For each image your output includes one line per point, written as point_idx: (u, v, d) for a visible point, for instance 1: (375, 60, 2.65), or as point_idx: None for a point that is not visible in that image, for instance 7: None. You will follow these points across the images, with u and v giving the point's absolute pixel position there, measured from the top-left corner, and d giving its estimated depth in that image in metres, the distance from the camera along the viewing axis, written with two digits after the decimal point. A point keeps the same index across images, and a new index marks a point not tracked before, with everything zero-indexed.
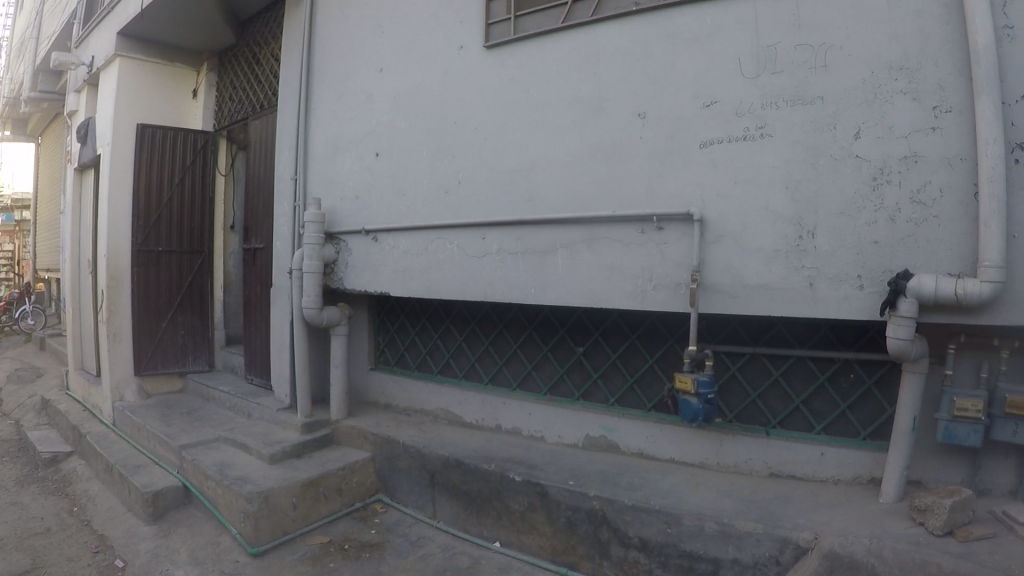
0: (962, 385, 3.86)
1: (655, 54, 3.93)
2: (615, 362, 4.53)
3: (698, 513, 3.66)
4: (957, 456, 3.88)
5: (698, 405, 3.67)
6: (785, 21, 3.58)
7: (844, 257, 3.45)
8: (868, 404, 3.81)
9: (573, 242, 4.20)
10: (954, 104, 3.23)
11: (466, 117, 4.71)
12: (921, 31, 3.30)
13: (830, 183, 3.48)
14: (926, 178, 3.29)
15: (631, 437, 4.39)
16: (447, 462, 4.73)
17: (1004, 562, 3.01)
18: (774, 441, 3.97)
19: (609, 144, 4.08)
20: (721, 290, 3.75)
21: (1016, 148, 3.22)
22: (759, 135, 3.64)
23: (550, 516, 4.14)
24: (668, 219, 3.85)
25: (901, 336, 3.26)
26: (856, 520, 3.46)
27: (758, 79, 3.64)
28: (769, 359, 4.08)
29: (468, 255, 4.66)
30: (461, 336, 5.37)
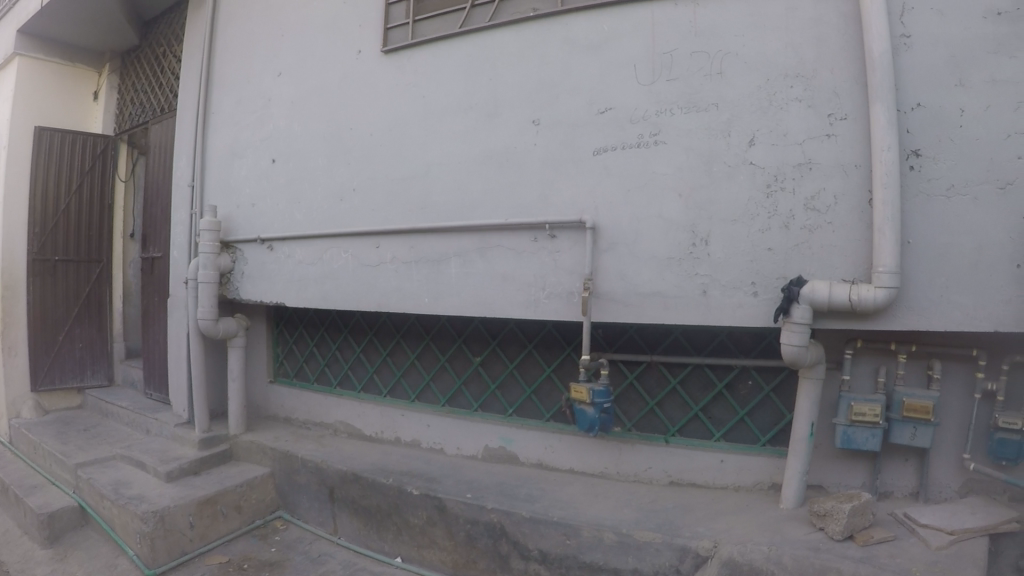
0: (859, 390, 3.86)
1: (552, 60, 3.86)
2: (512, 372, 4.39)
3: (597, 523, 3.60)
4: (857, 460, 3.89)
5: (594, 414, 3.60)
6: (680, 28, 3.55)
7: (737, 264, 3.43)
8: (766, 410, 3.78)
9: (466, 251, 4.06)
10: (849, 111, 3.26)
11: (362, 122, 4.56)
12: (818, 39, 3.31)
13: (723, 190, 3.46)
14: (820, 185, 3.31)
15: (529, 448, 4.27)
16: (345, 477, 4.59)
17: (903, 566, 3.05)
18: (673, 449, 3.90)
19: (503, 152, 3.97)
20: (613, 298, 3.67)
21: (911, 154, 3.37)
22: (652, 142, 3.59)
23: (448, 530, 4.04)
24: (560, 227, 3.76)
25: (795, 342, 3.25)
26: (755, 527, 3.44)
27: (653, 86, 3.61)
28: (666, 366, 3.98)
29: (361, 264, 4.48)
30: (359, 347, 5.18)
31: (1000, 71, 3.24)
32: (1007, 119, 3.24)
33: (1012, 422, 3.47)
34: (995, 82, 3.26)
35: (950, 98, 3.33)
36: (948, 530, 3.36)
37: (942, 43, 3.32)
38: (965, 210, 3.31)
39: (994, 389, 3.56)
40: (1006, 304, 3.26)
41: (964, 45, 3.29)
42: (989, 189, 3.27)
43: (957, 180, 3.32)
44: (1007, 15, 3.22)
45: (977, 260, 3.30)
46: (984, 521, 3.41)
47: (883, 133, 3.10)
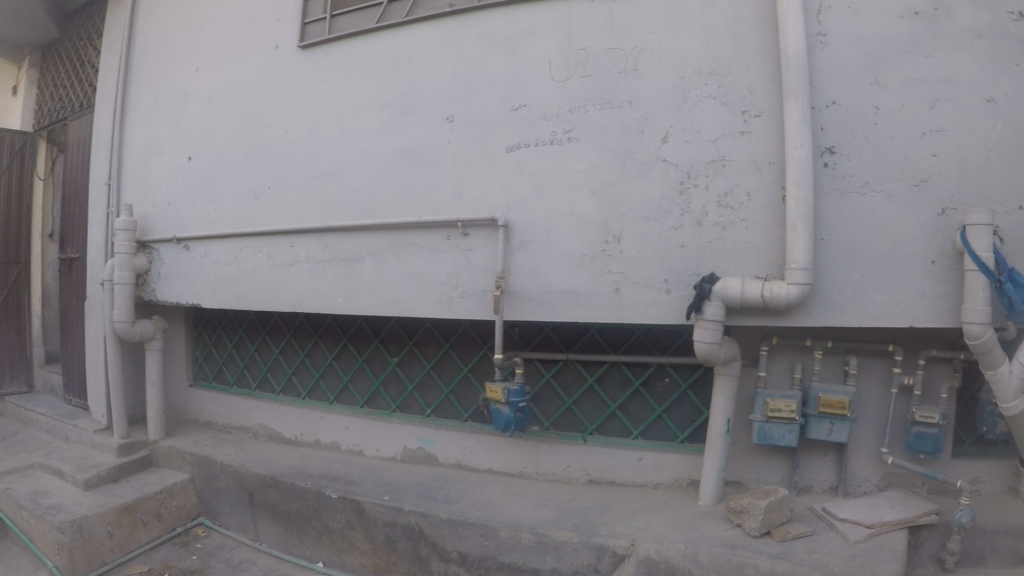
0: (776, 387, 3.79)
1: (466, 57, 3.82)
2: (429, 372, 4.30)
3: (516, 523, 3.58)
4: (777, 455, 3.83)
5: (510, 413, 3.61)
6: (597, 25, 3.55)
7: (650, 261, 3.42)
8: (684, 408, 3.74)
9: (380, 249, 3.99)
10: (762, 108, 3.32)
11: (278, 119, 4.48)
12: (733, 37, 3.36)
13: (636, 187, 3.45)
14: (733, 182, 3.34)
15: (448, 448, 4.18)
16: (264, 481, 4.49)
17: (820, 561, 3.09)
18: (591, 448, 3.84)
19: (416, 149, 3.92)
20: (525, 296, 3.62)
21: (825, 152, 3.48)
22: (566, 139, 3.58)
23: (368, 533, 3.98)
24: (472, 225, 3.71)
25: (708, 339, 3.25)
26: (673, 524, 3.45)
27: (567, 82, 3.60)
28: (583, 364, 3.91)
29: (276, 264, 4.40)
30: (277, 348, 5.06)
31: (916, 70, 3.44)
32: (923, 117, 3.44)
33: (929, 416, 3.55)
34: (910, 81, 3.44)
35: (866, 96, 3.47)
36: (865, 523, 3.40)
37: (860, 41, 3.47)
38: (881, 207, 3.46)
39: (910, 383, 3.62)
40: (920, 298, 3.43)
41: (881, 45, 3.45)
42: (904, 185, 3.44)
43: (871, 178, 3.46)
44: (924, 15, 3.42)
45: (892, 256, 3.45)
46: (900, 514, 3.47)
47: (798, 130, 3.17)
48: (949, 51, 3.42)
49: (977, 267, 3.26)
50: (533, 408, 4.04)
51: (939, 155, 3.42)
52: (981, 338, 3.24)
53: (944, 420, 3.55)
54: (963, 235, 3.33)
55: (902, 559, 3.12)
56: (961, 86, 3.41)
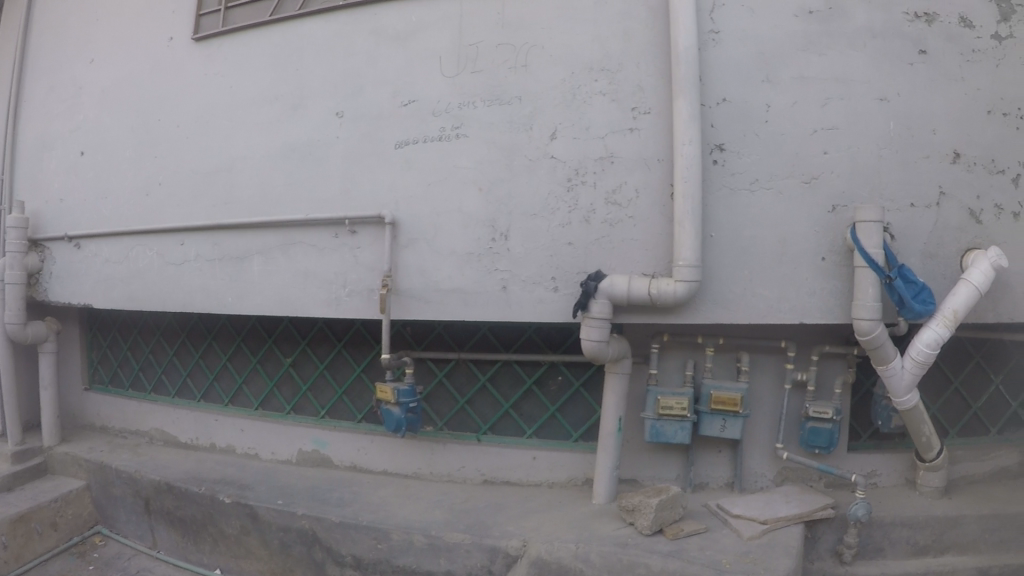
0: (667, 384, 3.61)
1: (357, 51, 3.76)
2: (322, 373, 4.21)
3: (409, 526, 3.53)
4: (670, 452, 3.66)
5: (400, 414, 3.60)
6: (488, 20, 3.52)
7: (537, 259, 3.39)
8: (577, 406, 3.70)
9: (268, 247, 3.91)
10: (652, 105, 3.33)
11: (170, 114, 4.37)
12: (625, 33, 3.36)
13: (524, 183, 3.42)
14: (621, 179, 3.34)
15: (342, 450, 4.11)
16: (159, 487, 4.36)
17: (712, 559, 3.11)
18: (485, 447, 3.79)
19: (306, 145, 3.85)
20: (412, 295, 3.56)
21: (714, 149, 3.43)
22: (454, 136, 3.54)
23: (263, 538, 3.89)
24: (360, 223, 3.66)
25: (594, 337, 3.21)
26: (566, 523, 3.43)
27: (457, 78, 3.56)
28: (476, 364, 3.84)
29: (166, 263, 4.29)
30: (171, 350, 4.93)
31: (808, 68, 3.45)
32: (814, 114, 3.45)
33: (823, 412, 3.46)
34: (802, 79, 3.45)
35: (756, 94, 3.45)
36: (759, 518, 3.38)
37: (752, 38, 3.45)
38: (771, 203, 3.41)
39: (804, 379, 3.50)
40: (811, 296, 3.40)
41: (774, 42, 3.46)
42: (794, 182, 3.41)
43: (760, 175, 3.42)
44: (818, 14, 3.45)
45: (782, 252, 3.40)
46: (794, 509, 3.44)
47: (687, 126, 3.18)
48: (843, 50, 3.47)
49: (869, 265, 3.24)
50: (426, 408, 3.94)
51: (830, 152, 3.43)
52: (872, 334, 3.25)
53: (837, 415, 3.47)
54: (854, 233, 3.31)
55: (796, 554, 3.14)
56: (854, 84, 3.47)
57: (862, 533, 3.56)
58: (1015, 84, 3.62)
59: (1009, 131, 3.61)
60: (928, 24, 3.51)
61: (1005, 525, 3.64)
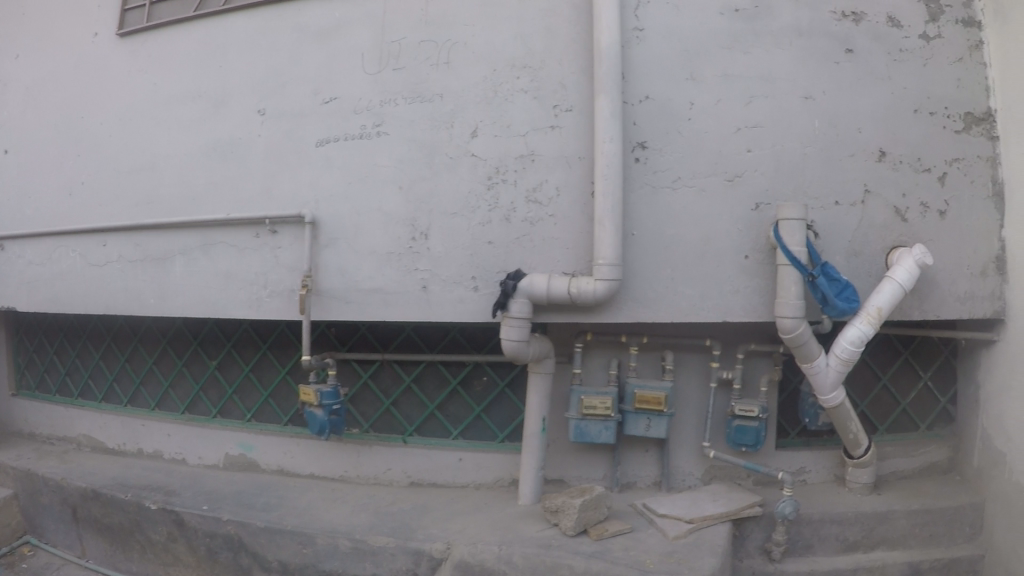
0: (592, 383, 3.59)
1: (280, 47, 3.70)
2: (248, 375, 4.16)
3: (333, 530, 3.47)
4: (596, 452, 3.63)
5: (324, 416, 3.56)
6: (411, 16, 3.48)
7: (457, 258, 3.36)
8: (503, 406, 3.68)
9: (189, 248, 3.86)
10: (574, 103, 3.30)
11: (93, 111, 4.29)
12: (548, 30, 3.34)
13: (444, 182, 3.39)
14: (542, 177, 3.31)
15: (268, 454, 4.05)
16: (86, 495, 4.25)
17: (636, 559, 3.08)
18: (411, 449, 3.74)
19: (228, 143, 3.80)
20: (333, 295, 3.51)
21: (636, 147, 3.39)
22: (375, 133, 3.50)
23: (190, 545, 3.81)
24: (281, 222, 3.61)
25: (513, 337, 3.18)
26: (491, 524, 3.39)
27: (379, 75, 3.51)
28: (400, 365, 3.80)
29: (89, 264, 4.20)
30: (98, 353, 4.84)
31: (732, 66, 3.44)
32: (738, 112, 3.43)
33: (749, 409, 3.44)
34: (726, 77, 3.44)
35: (679, 91, 3.42)
36: (684, 517, 3.35)
37: (676, 35, 3.43)
38: (692, 201, 3.39)
39: (729, 377, 3.49)
40: (734, 294, 3.38)
41: (698, 40, 3.44)
42: (717, 180, 3.40)
43: (682, 173, 3.40)
44: (744, 13, 3.45)
45: (704, 250, 3.39)
46: (721, 508, 3.42)
47: (607, 124, 3.16)
48: (767, 49, 3.46)
49: (791, 262, 3.22)
50: (351, 410, 3.89)
51: (753, 150, 3.41)
52: (795, 332, 3.21)
53: (763, 414, 3.45)
54: (776, 231, 3.28)
55: (721, 553, 3.13)
56: (778, 82, 3.46)
57: (790, 530, 3.55)
58: (941, 84, 3.64)
59: (936, 130, 3.62)
60: (855, 24, 3.53)
61: (933, 520, 3.66)
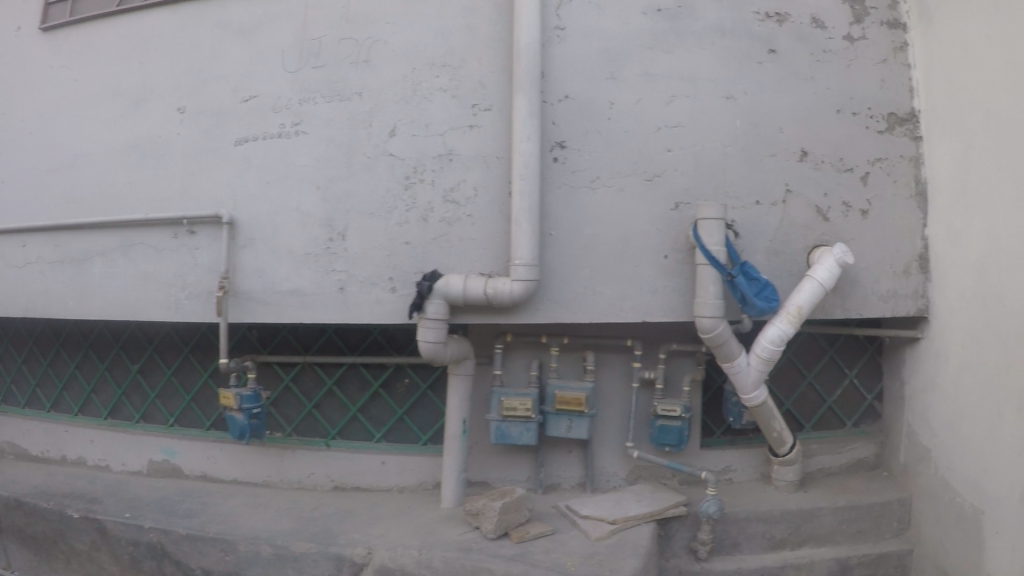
0: (513, 384, 3.56)
1: (201, 44, 3.65)
2: (170, 379, 4.11)
3: (255, 536, 3.39)
4: (520, 454, 3.60)
5: (243, 420, 3.51)
6: (332, 14, 3.44)
7: (374, 259, 3.32)
8: (424, 408, 3.66)
9: (108, 248, 3.79)
10: (493, 102, 3.27)
11: (13, 108, 4.21)
12: (468, 29, 3.31)
13: (361, 181, 3.36)
14: (460, 176, 3.28)
15: (191, 460, 3.99)
16: (7, 504, 4.12)
17: (557, 562, 3.04)
18: (334, 453, 3.71)
19: (147, 142, 3.74)
20: (251, 297, 3.46)
21: (554, 147, 3.36)
22: (293, 132, 3.45)
23: (113, 554, 3.71)
24: (198, 222, 3.56)
25: (430, 339, 3.15)
26: (412, 529, 3.34)
27: (299, 73, 3.47)
28: (322, 367, 3.78)
29: (9, 265, 4.12)
30: (21, 357, 4.75)
31: (654, 66, 3.43)
32: (658, 112, 3.42)
33: (671, 409, 3.42)
34: (648, 76, 3.43)
35: (599, 91, 3.40)
36: (607, 518, 3.32)
37: (598, 34, 3.40)
38: (611, 201, 3.37)
39: (651, 377, 3.48)
40: (652, 295, 3.37)
41: (621, 39, 3.42)
42: (637, 180, 3.39)
43: (601, 173, 3.38)
44: (666, 12, 3.44)
45: (623, 250, 3.37)
46: (644, 508, 3.40)
47: (525, 123, 3.13)
48: (689, 49, 3.45)
49: (709, 262, 3.20)
50: (274, 414, 3.87)
51: (673, 149, 3.41)
52: (714, 331, 3.19)
53: (686, 413, 3.44)
54: (695, 231, 3.26)
55: (643, 554, 3.10)
56: (700, 81, 3.45)
57: (716, 529, 3.53)
58: (865, 84, 3.65)
59: (859, 129, 3.63)
60: (779, 24, 3.53)
61: (859, 516, 3.67)
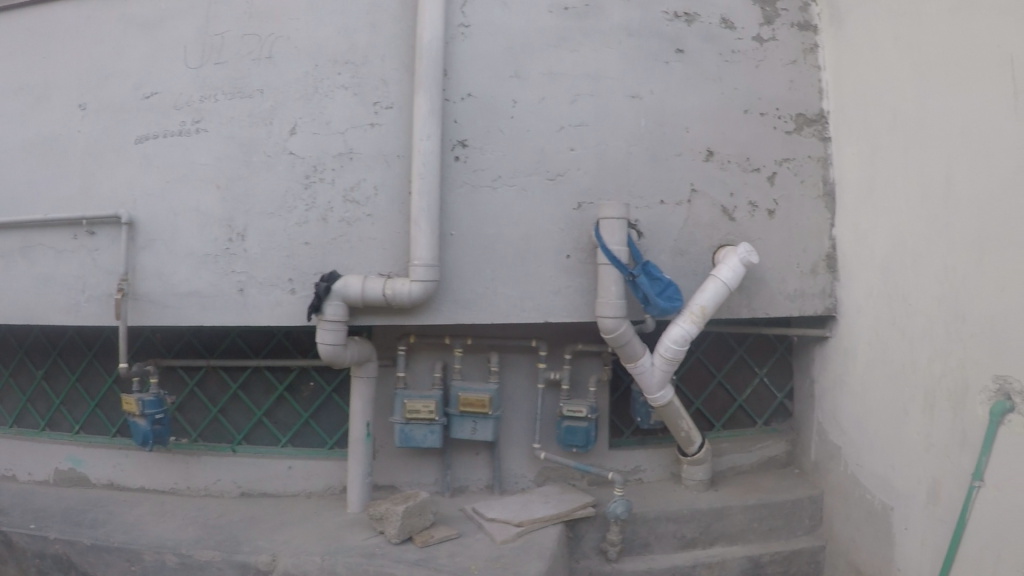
0: (418, 385, 3.54)
1: (104, 38, 3.54)
2: (75, 385, 4.03)
3: (159, 545, 3.28)
4: (426, 458, 3.57)
5: (146, 426, 3.45)
6: (236, 10, 3.39)
7: (274, 260, 3.30)
8: (330, 412, 3.67)
9: (7, 250, 3.68)
10: (395, 100, 3.27)
11: None
12: (372, 26, 3.29)
13: (261, 181, 3.32)
14: (361, 175, 3.27)
15: (98, 468, 3.89)
16: None
17: (460, 566, 2.99)
18: (240, 458, 3.67)
19: (47, 139, 3.64)
20: (151, 300, 3.39)
21: (455, 145, 3.33)
22: (194, 130, 3.40)
23: (20, 566, 3.53)
24: (98, 223, 3.49)
25: (327, 341, 3.11)
26: (317, 535, 3.27)
27: (201, 69, 3.41)
28: (227, 371, 3.74)
29: None
30: None
31: (559, 64, 3.42)
32: (562, 110, 3.41)
33: (577, 410, 3.42)
34: (552, 75, 3.42)
35: (501, 89, 3.38)
36: (512, 521, 3.28)
37: (502, 32, 3.38)
38: (513, 200, 3.36)
39: (557, 378, 3.47)
40: (554, 295, 3.36)
41: (527, 37, 3.41)
42: (539, 179, 3.37)
43: (503, 172, 3.36)
44: (573, 11, 3.44)
45: (525, 250, 3.36)
46: (552, 509, 3.37)
47: (425, 121, 3.11)
48: (596, 47, 3.45)
49: (611, 262, 3.18)
50: (179, 419, 3.81)
51: (576, 148, 3.40)
52: (616, 332, 3.18)
53: (592, 414, 3.43)
54: (597, 230, 3.24)
55: (549, 557, 3.06)
56: (606, 81, 3.45)
57: (626, 530, 3.51)
58: (772, 84, 3.67)
59: (766, 129, 3.64)
60: (687, 24, 3.55)
61: (771, 514, 3.67)
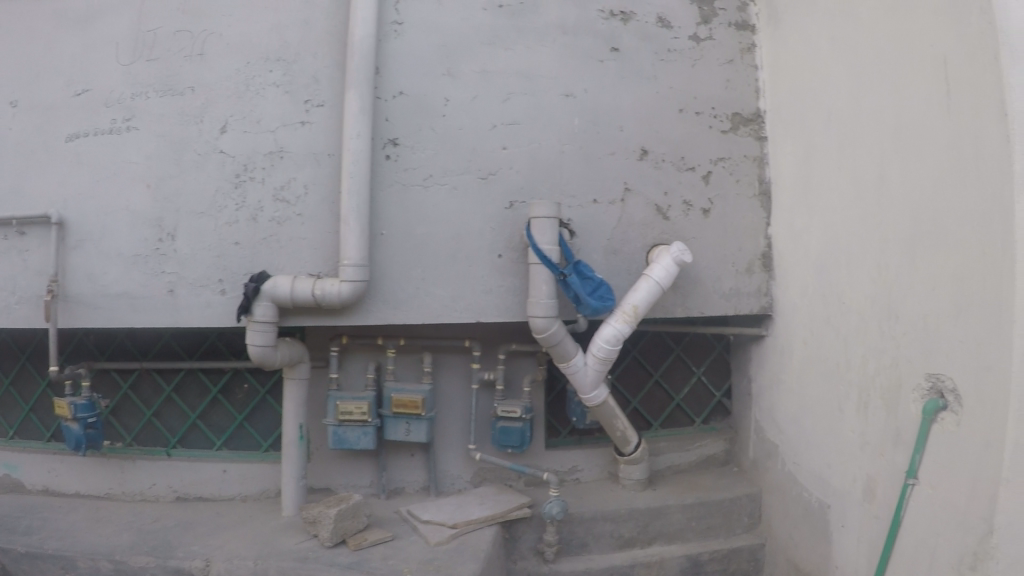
0: (351, 386, 3.52)
1: (35, 33, 3.48)
2: (7, 389, 3.97)
3: (93, 551, 3.21)
4: (361, 459, 3.56)
5: (79, 430, 3.42)
6: (168, 6, 3.36)
7: (204, 260, 3.28)
8: (265, 414, 3.67)
9: None
10: (326, 98, 3.27)
11: None
12: (305, 23, 3.29)
13: (192, 180, 3.30)
14: (292, 174, 3.27)
15: (33, 473, 3.83)
16: None
17: (393, 569, 2.97)
18: (175, 462, 3.64)
19: None
20: (82, 301, 3.34)
21: (386, 143, 3.32)
22: (125, 128, 3.36)
23: None
24: (28, 223, 3.43)
25: (257, 342, 3.09)
26: (251, 539, 3.24)
27: (132, 66, 3.38)
28: (160, 374, 3.72)
29: None
30: None
31: (494, 62, 3.42)
32: (495, 109, 3.41)
33: (511, 411, 3.41)
34: (486, 73, 3.42)
35: (434, 87, 3.37)
36: (447, 522, 3.26)
37: (436, 30, 3.38)
38: (444, 199, 3.35)
39: (491, 378, 3.48)
40: (486, 294, 3.36)
41: (461, 35, 3.40)
42: (471, 178, 3.37)
43: (435, 171, 3.35)
44: (508, 8, 3.44)
45: (456, 250, 3.35)
46: (488, 510, 3.36)
47: (355, 119, 3.10)
48: (531, 44, 3.46)
49: (541, 261, 3.19)
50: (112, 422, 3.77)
51: (508, 147, 3.41)
52: (547, 331, 3.18)
53: (526, 414, 3.43)
54: (528, 230, 3.23)
55: (484, 558, 3.04)
56: (540, 79, 3.46)
57: (563, 530, 3.50)
58: (708, 84, 3.69)
59: (701, 128, 3.66)
60: (623, 23, 3.56)
61: (709, 512, 3.69)
